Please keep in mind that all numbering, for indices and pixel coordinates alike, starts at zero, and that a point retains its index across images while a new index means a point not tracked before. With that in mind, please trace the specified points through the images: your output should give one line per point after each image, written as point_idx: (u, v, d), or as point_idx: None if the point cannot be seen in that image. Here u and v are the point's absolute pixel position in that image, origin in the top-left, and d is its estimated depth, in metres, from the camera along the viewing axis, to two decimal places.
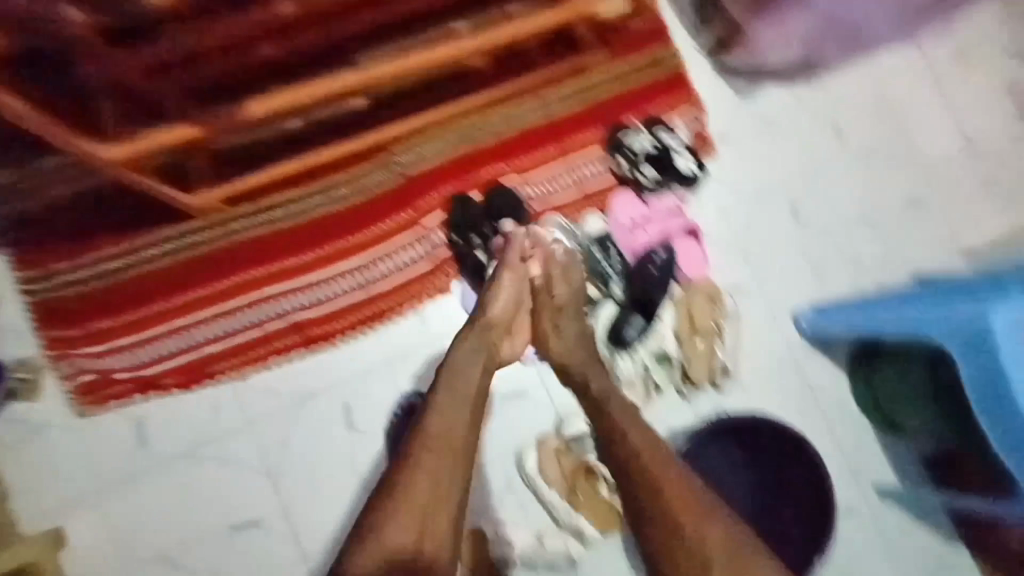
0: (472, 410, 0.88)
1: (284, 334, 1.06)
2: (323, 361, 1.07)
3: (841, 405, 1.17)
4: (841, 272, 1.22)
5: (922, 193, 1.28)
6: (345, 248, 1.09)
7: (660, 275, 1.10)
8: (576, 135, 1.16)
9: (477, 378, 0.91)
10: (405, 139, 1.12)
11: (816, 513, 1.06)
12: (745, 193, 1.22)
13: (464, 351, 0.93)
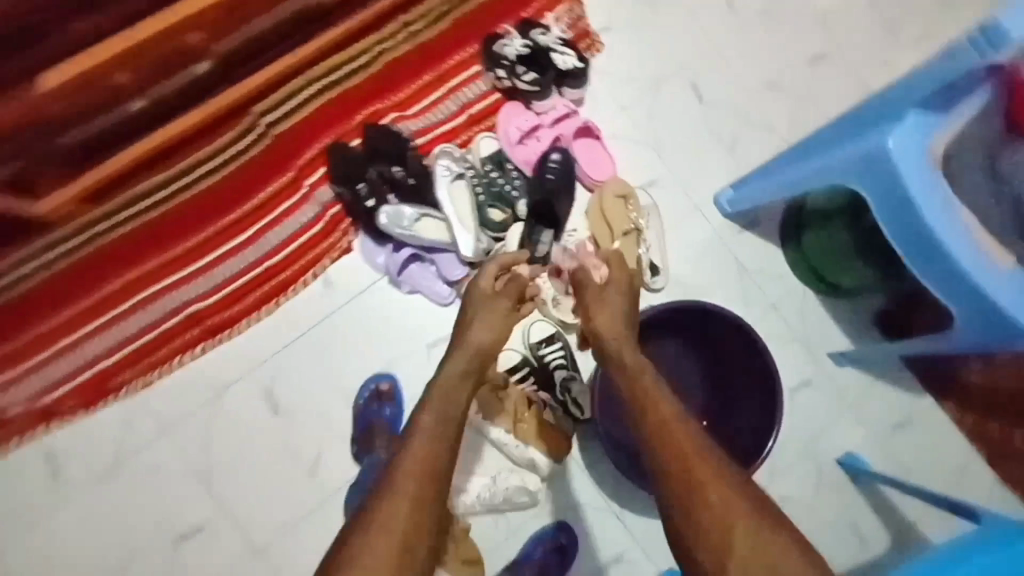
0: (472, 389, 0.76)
1: (185, 329, 0.98)
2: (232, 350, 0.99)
3: (781, 279, 1.13)
4: (755, 144, 1.17)
5: (823, 47, 1.22)
6: (228, 226, 1.01)
7: (561, 182, 1.04)
8: (446, 59, 1.08)
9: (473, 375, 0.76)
10: (265, 99, 1.02)
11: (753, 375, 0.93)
12: (639, 84, 1.16)
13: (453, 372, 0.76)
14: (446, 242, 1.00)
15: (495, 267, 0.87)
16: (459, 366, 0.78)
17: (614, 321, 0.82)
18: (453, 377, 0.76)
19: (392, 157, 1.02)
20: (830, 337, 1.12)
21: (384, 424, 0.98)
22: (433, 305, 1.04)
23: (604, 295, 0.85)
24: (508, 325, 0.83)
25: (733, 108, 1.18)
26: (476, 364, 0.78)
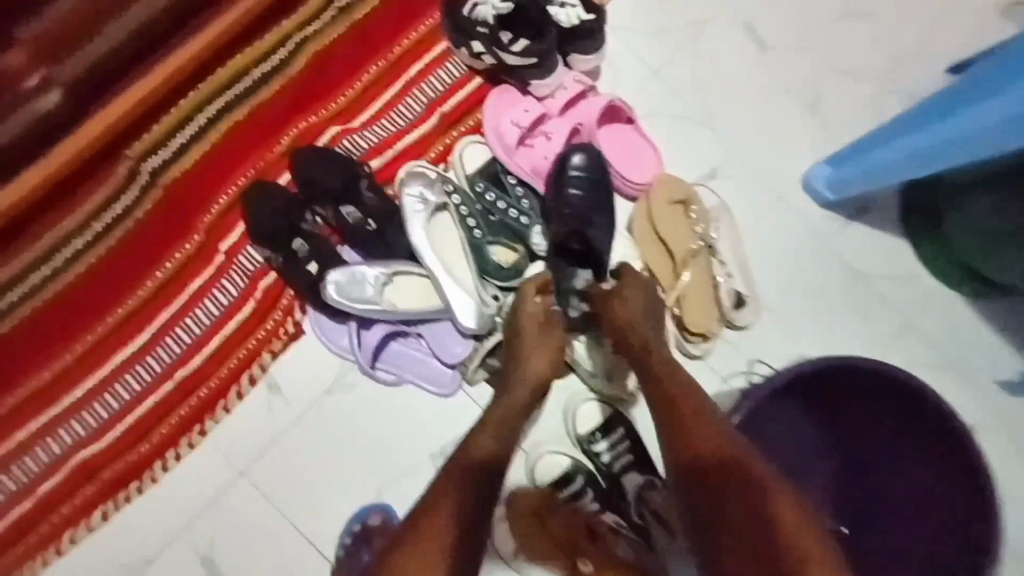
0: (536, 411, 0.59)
1: (73, 490, 0.67)
2: (148, 507, 0.68)
3: (914, 281, 0.79)
4: (843, 98, 0.83)
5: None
6: (115, 328, 0.69)
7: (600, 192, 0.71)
8: (395, 38, 0.75)
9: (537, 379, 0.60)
10: (145, 134, 0.70)
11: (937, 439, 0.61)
12: (670, 35, 0.82)
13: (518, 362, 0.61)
14: (436, 309, 0.68)
15: (535, 287, 0.65)
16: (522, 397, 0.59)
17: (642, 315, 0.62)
18: (503, 411, 0.56)
19: (338, 194, 0.69)
20: (995, 358, 0.78)
21: None
22: (429, 398, 0.72)
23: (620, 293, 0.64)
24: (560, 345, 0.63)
25: (806, 53, 0.84)
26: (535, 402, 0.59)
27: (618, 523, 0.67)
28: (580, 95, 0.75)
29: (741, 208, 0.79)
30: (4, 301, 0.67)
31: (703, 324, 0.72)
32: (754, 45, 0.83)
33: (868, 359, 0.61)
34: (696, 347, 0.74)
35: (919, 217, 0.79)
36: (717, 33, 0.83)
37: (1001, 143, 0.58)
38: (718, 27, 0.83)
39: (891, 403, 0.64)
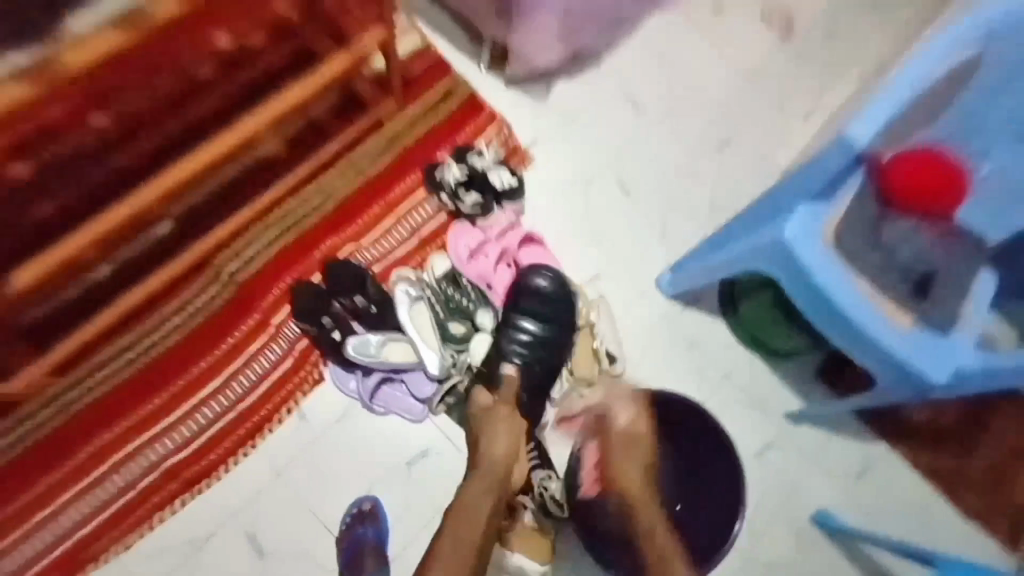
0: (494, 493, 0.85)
1: (161, 486, 0.99)
2: (212, 499, 1.00)
3: (729, 347, 1.22)
4: (683, 226, 1.28)
5: (728, 132, 1.34)
6: (200, 375, 1.04)
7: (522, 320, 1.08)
8: (391, 188, 1.17)
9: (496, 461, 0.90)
10: (228, 250, 1.10)
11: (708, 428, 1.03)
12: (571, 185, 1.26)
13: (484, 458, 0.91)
14: (413, 362, 1.05)
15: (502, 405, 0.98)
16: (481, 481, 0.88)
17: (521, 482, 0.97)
18: (470, 494, 0.85)
19: (351, 288, 1.08)
20: (779, 396, 1.20)
21: (373, 546, 1.00)
22: (407, 424, 1.07)
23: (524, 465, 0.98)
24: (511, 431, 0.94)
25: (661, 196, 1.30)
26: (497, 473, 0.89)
27: (527, 501, 1.01)
28: (509, 225, 1.17)
29: (614, 298, 1.22)
30: (128, 356, 1.03)
31: (588, 375, 1.12)
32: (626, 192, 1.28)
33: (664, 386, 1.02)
34: None
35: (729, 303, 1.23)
36: (601, 182, 1.27)
37: (739, 268, 1.05)
38: (603, 179, 1.28)
39: (709, 436, 1.03)
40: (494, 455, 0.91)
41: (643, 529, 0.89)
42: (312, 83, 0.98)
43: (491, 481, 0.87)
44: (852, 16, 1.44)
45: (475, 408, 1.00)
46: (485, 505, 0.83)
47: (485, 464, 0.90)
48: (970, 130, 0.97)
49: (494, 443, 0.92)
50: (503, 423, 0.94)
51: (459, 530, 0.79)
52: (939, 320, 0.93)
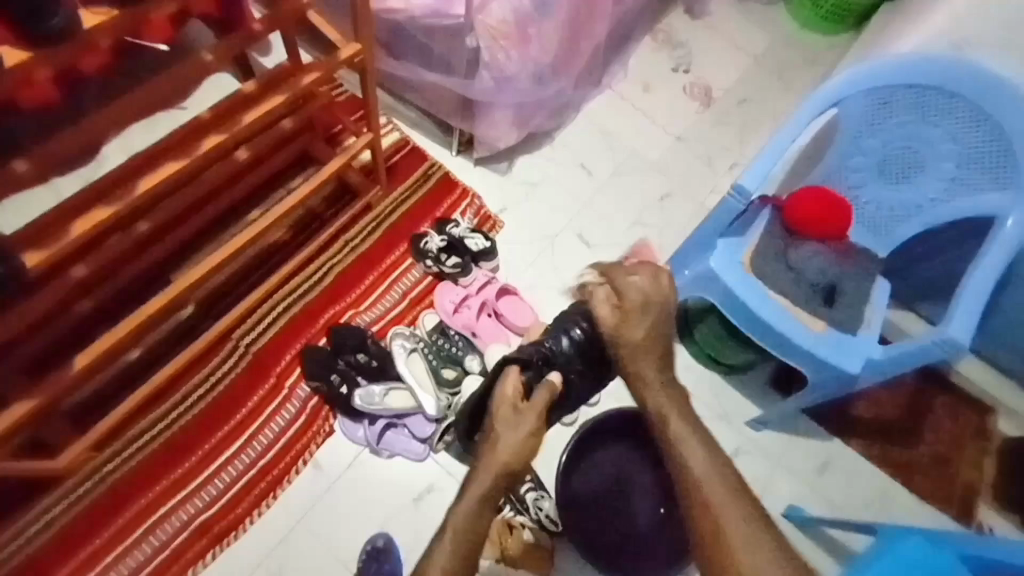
0: (498, 488, 0.83)
1: (196, 539, 1.11)
2: (242, 547, 1.13)
3: (691, 367, 1.37)
4: (640, 264, 1.45)
5: (670, 180, 1.54)
6: (225, 437, 1.18)
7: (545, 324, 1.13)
8: (382, 258, 1.36)
9: (508, 449, 0.83)
10: (244, 325, 1.26)
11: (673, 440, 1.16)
12: (539, 240, 1.45)
13: (491, 457, 0.83)
14: (413, 407, 1.20)
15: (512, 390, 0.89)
16: (485, 481, 0.82)
17: (515, 456, 0.82)
18: (469, 498, 0.82)
19: (355, 348, 1.24)
20: (740, 406, 1.35)
21: None
22: (412, 462, 1.21)
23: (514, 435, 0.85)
24: (522, 428, 0.84)
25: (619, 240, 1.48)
26: (502, 472, 0.82)
27: (525, 522, 1.15)
28: (486, 280, 1.34)
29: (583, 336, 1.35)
30: (159, 427, 1.17)
31: (569, 404, 1.24)
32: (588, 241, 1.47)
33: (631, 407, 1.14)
34: (567, 418, 1.25)
35: (686, 329, 1.39)
36: (568, 237, 1.46)
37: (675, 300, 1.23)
38: (567, 232, 1.46)
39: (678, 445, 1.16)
40: (508, 461, 0.82)
41: (663, 402, 0.82)
42: (317, 180, 1.19)
43: (497, 481, 0.82)
44: (762, 83, 1.69)
45: (501, 412, 0.86)
46: (483, 520, 0.81)
47: (494, 464, 0.82)
48: (842, 167, 1.24)
49: (510, 448, 0.83)
50: (529, 435, 0.84)
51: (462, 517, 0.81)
52: (843, 324, 1.14)
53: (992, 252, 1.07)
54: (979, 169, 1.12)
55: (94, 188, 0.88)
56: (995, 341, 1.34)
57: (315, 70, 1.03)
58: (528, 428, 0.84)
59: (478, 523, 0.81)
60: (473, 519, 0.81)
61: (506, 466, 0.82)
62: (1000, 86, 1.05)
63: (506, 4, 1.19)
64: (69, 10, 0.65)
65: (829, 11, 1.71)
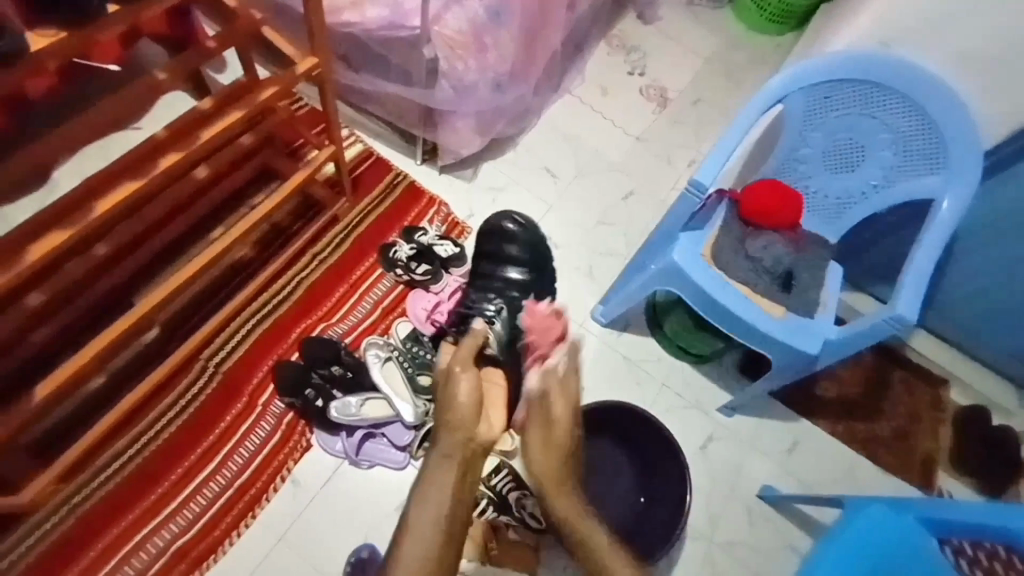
0: (462, 449, 0.89)
1: (173, 565, 1.09)
2: (221, 570, 1.11)
3: (662, 359, 1.41)
4: (607, 262, 1.49)
5: (631, 179, 1.59)
6: (198, 459, 1.16)
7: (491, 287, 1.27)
8: (351, 270, 1.36)
9: (461, 407, 0.91)
10: (212, 344, 1.24)
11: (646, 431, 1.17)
12: None
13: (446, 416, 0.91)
14: (391, 415, 1.20)
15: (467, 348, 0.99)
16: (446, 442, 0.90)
17: (463, 413, 0.91)
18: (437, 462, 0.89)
19: (328, 360, 1.23)
20: (711, 394, 1.40)
21: None
22: (392, 472, 1.21)
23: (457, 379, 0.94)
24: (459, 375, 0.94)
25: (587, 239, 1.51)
26: (460, 431, 0.90)
27: (509, 522, 1.16)
28: (457, 285, 1.36)
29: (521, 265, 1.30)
30: (128, 454, 1.14)
31: None
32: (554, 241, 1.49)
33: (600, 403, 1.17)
34: None
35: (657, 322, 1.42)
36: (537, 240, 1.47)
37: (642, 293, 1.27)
38: None
39: (649, 434, 1.17)
40: (464, 419, 0.91)
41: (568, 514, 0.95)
42: (280, 195, 1.18)
43: (458, 441, 0.89)
44: (713, 82, 1.76)
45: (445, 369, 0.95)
46: (451, 474, 0.87)
47: (448, 423, 0.90)
48: (789, 160, 1.31)
49: (461, 404, 0.91)
50: (474, 386, 0.93)
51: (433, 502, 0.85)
52: (801, 308, 1.19)
53: (930, 233, 1.14)
54: (914, 157, 1.19)
55: (49, 211, 0.86)
56: (943, 316, 1.42)
57: (273, 84, 1.03)
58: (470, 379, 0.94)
59: (445, 477, 0.87)
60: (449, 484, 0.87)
61: (462, 420, 0.91)
62: (927, 78, 1.11)
63: (461, 15, 1.24)
64: (16, 32, 0.65)
65: (772, 12, 1.79)
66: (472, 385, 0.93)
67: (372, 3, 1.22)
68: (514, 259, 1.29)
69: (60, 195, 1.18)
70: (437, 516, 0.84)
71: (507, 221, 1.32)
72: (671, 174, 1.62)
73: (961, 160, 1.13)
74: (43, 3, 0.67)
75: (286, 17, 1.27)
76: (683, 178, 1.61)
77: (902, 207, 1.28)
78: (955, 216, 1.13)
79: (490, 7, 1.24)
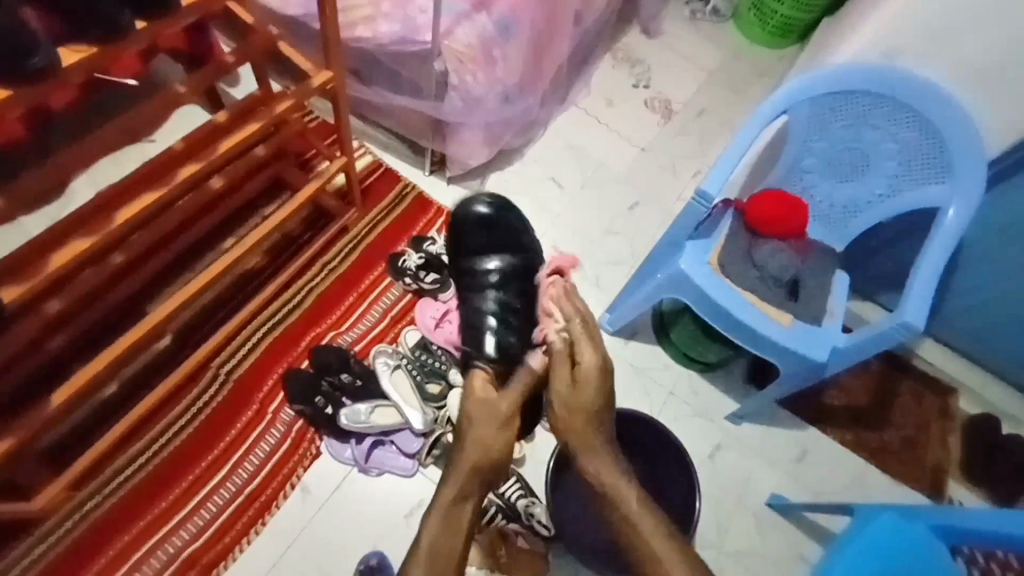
0: (472, 504, 0.87)
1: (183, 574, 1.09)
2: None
3: (669, 367, 1.41)
4: (612, 271, 1.50)
5: (636, 189, 1.60)
6: (207, 468, 1.17)
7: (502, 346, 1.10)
8: (360, 278, 1.38)
9: (483, 444, 0.90)
10: (222, 353, 1.25)
11: (653, 433, 1.18)
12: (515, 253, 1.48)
13: (470, 454, 0.89)
14: (400, 423, 1.20)
15: (480, 377, 1.00)
16: (454, 485, 0.87)
17: (487, 442, 0.90)
18: (442, 507, 0.85)
19: (339, 368, 1.25)
20: (719, 402, 1.39)
21: None
22: (400, 479, 1.22)
23: (489, 397, 0.96)
24: (498, 409, 0.94)
25: (594, 247, 1.52)
26: (474, 463, 0.88)
27: (517, 530, 1.17)
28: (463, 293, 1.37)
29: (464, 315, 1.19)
30: (138, 462, 1.15)
31: None
32: (560, 249, 1.50)
33: (610, 410, 1.18)
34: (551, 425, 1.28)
35: (662, 328, 1.42)
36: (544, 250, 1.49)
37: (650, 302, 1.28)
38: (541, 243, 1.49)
39: (657, 437, 1.18)
40: (481, 457, 0.89)
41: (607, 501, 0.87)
42: (292, 206, 1.20)
43: (468, 480, 0.88)
44: (717, 94, 1.78)
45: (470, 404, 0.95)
46: (462, 519, 0.85)
47: (467, 463, 0.88)
48: (795, 170, 1.32)
49: (480, 439, 0.90)
50: (500, 424, 0.92)
51: (436, 521, 0.84)
52: (809, 316, 1.20)
53: (936, 241, 1.14)
54: (919, 166, 1.20)
55: (71, 219, 0.88)
56: (950, 325, 1.42)
57: (288, 97, 1.05)
58: (501, 409, 0.94)
59: (455, 523, 0.85)
60: (448, 521, 0.84)
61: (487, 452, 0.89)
62: (929, 89, 1.13)
63: (470, 30, 1.27)
64: (50, 50, 0.67)
65: (774, 26, 1.82)
66: (500, 405, 0.95)
67: (384, 18, 1.25)
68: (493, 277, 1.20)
69: (76, 206, 1.21)
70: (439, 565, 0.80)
71: (477, 202, 1.24)
72: (676, 181, 1.63)
73: (965, 170, 1.14)
74: (74, 21, 0.69)
75: (299, 33, 1.31)
76: (687, 186, 1.63)
77: (907, 216, 1.29)
78: (960, 224, 1.14)
79: (499, 22, 1.27)
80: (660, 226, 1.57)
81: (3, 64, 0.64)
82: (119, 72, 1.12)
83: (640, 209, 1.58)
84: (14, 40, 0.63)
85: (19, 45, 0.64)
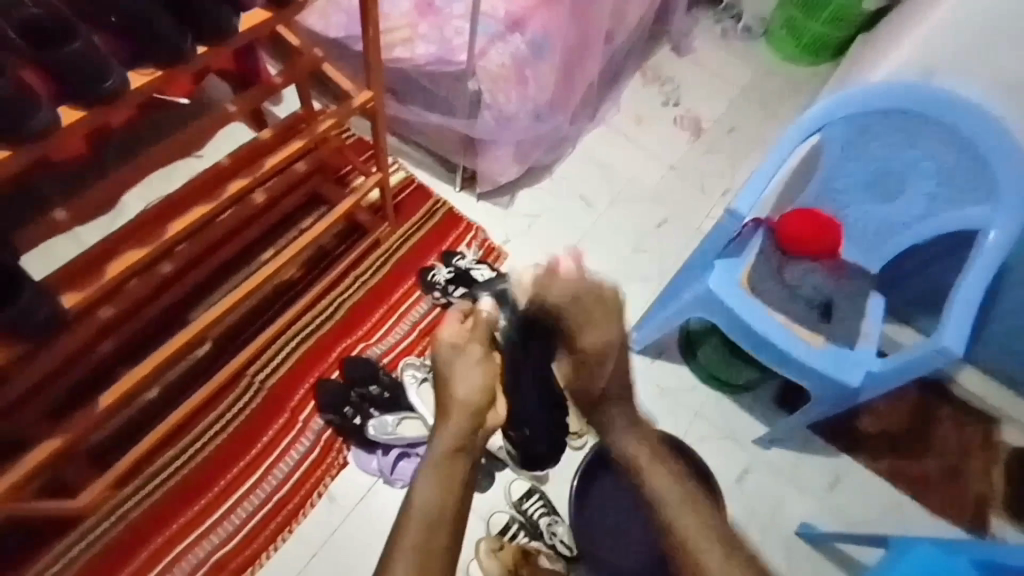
0: (462, 461, 0.90)
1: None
2: None
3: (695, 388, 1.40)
4: (640, 288, 1.50)
5: (664, 206, 1.61)
6: (240, 472, 1.20)
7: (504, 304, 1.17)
8: (391, 289, 1.41)
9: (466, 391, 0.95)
10: (258, 361, 1.29)
11: None
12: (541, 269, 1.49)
13: (455, 407, 0.94)
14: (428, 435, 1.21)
15: (457, 316, 1.01)
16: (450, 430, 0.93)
17: (469, 391, 0.95)
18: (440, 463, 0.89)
19: (368, 379, 1.28)
20: (750, 425, 1.37)
21: None
22: None
23: (449, 368, 0.98)
24: (474, 352, 0.98)
25: (622, 264, 1.52)
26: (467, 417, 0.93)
27: (540, 548, 1.17)
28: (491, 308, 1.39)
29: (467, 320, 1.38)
30: (174, 465, 1.19)
31: (579, 428, 1.27)
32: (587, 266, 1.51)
33: None
34: (577, 442, 1.28)
35: (689, 348, 1.41)
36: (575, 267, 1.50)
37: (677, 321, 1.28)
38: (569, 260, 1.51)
39: None
40: (469, 401, 0.95)
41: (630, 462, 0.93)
42: (329, 220, 1.23)
43: (462, 428, 0.93)
44: (748, 113, 1.78)
45: (443, 354, 0.98)
46: (454, 470, 0.88)
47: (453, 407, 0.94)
48: (827, 190, 1.31)
49: (466, 384, 0.96)
50: (477, 366, 0.97)
51: (436, 470, 0.88)
52: (840, 338, 1.18)
53: (976, 265, 1.11)
54: (958, 187, 1.18)
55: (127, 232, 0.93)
56: (992, 350, 1.37)
57: (330, 116, 1.09)
58: (476, 362, 0.98)
59: (449, 475, 0.88)
60: (437, 495, 0.85)
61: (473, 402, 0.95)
62: (968, 109, 1.11)
63: (505, 51, 1.31)
64: (120, 73, 0.72)
65: (808, 42, 1.81)
66: (477, 365, 0.97)
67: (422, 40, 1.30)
68: (465, 269, 1.41)
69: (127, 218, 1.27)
70: (421, 536, 0.80)
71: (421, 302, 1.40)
72: (705, 199, 1.63)
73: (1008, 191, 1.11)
74: (141, 47, 0.74)
75: (339, 54, 1.36)
76: (717, 204, 1.63)
77: (947, 238, 1.26)
78: (1001, 249, 1.11)
79: (532, 43, 1.32)
80: (688, 243, 1.57)
81: (78, 89, 0.69)
82: (173, 92, 1.18)
83: (668, 227, 1.58)
84: (88, 66, 0.68)
85: (93, 69, 0.69)
